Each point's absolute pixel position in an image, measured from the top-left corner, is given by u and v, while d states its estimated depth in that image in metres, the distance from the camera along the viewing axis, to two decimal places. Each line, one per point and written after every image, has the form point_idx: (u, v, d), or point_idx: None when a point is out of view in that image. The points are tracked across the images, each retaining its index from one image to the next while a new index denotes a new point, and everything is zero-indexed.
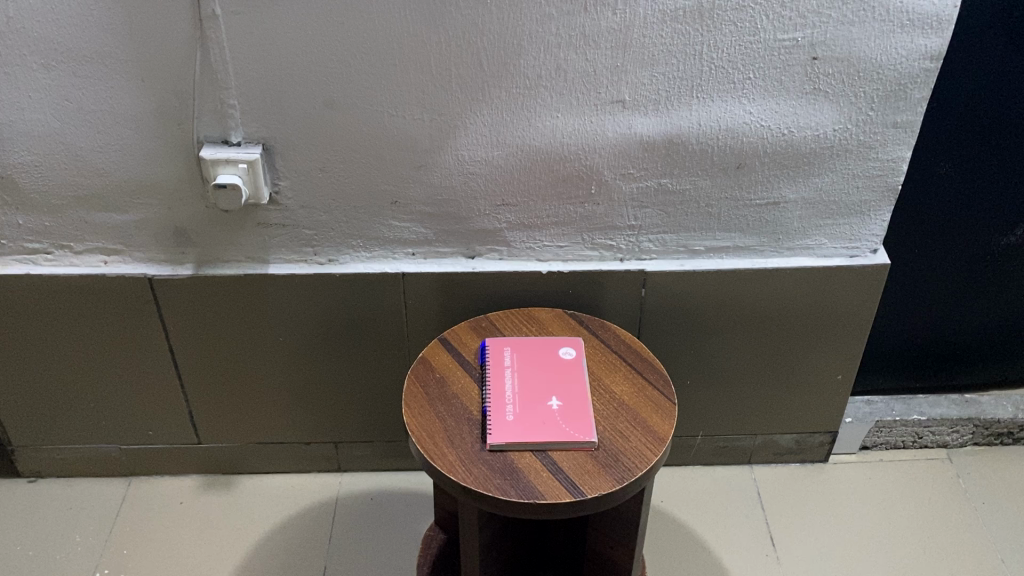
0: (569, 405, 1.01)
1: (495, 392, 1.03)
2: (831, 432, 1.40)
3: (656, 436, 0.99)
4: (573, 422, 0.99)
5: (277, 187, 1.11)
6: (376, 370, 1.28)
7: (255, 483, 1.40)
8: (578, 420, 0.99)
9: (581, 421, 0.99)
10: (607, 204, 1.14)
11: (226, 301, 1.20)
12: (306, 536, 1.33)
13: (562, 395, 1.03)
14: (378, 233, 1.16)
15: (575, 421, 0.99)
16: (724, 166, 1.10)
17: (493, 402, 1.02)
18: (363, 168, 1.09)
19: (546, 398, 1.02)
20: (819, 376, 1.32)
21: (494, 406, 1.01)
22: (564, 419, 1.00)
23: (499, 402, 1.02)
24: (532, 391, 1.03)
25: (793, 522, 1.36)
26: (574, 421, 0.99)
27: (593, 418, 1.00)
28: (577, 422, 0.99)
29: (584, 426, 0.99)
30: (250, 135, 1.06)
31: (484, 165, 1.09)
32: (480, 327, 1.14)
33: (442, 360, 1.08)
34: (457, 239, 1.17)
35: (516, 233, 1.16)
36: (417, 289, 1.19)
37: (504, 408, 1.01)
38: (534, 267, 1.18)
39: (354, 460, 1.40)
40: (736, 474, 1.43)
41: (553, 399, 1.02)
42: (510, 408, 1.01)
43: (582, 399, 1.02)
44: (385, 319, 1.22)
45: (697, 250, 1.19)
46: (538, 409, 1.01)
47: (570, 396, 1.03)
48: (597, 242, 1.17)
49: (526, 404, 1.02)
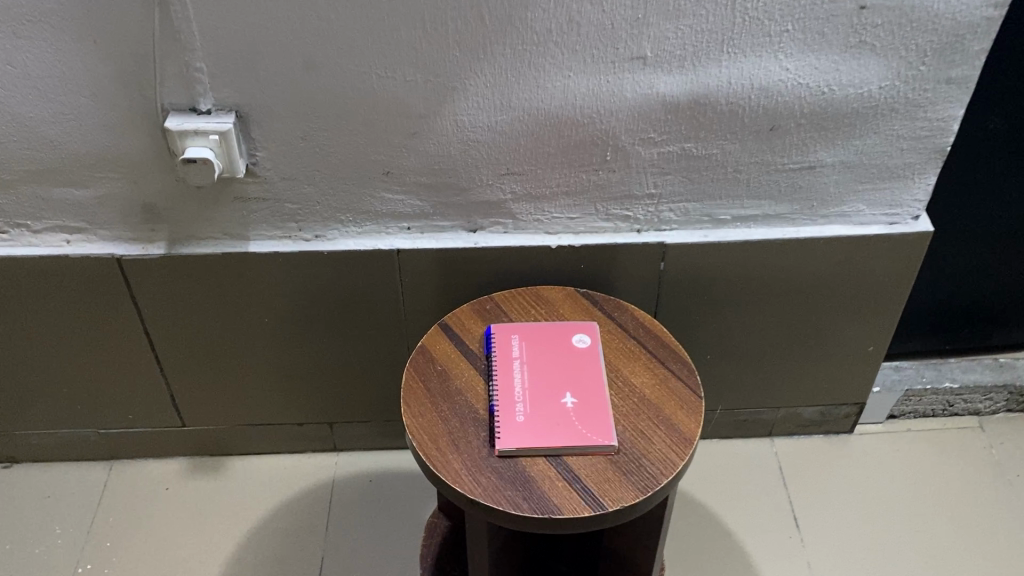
0: (585, 403, 0.92)
1: (503, 388, 0.94)
2: (858, 404, 1.31)
3: (683, 437, 0.90)
4: (590, 423, 0.90)
5: (254, 159, 0.99)
6: (371, 349, 1.18)
7: (245, 465, 1.32)
8: (596, 421, 0.90)
9: (600, 421, 0.90)
10: (624, 171, 1.02)
11: (203, 281, 1.09)
12: (302, 523, 1.25)
13: (576, 391, 0.93)
14: (368, 206, 1.04)
15: (592, 422, 0.90)
16: (756, 129, 0.99)
17: (501, 400, 0.92)
18: (352, 136, 0.97)
19: (559, 395, 0.93)
20: (849, 347, 1.22)
21: (503, 405, 0.92)
22: (580, 419, 0.90)
23: (507, 400, 0.92)
24: (543, 386, 0.94)
25: (818, 501, 1.29)
26: (591, 422, 0.90)
27: (611, 417, 0.91)
28: (595, 423, 0.90)
29: (602, 427, 0.90)
30: (221, 102, 0.94)
31: (487, 132, 0.97)
32: (483, 310, 1.03)
33: (443, 350, 0.99)
34: (457, 212, 1.05)
35: (522, 205, 1.05)
36: (414, 266, 1.08)
37: (513, 407, 0.92)
38: (542, 241, 1.07)
39: (350, 440, 1.31)
40: (756, 449, 1.35)
41: (567, 396, 0.93)
42: (520, 407, 0.92)
43: (600, 395, 0.93)
44: (379, 298, 1.12)
45: (722, 220, 1.08)
46: (551, 409, 0.91)
47: (586, 392, 0.93)
48: (611, 212, 1.06)
49: (538, 402, 0.92)
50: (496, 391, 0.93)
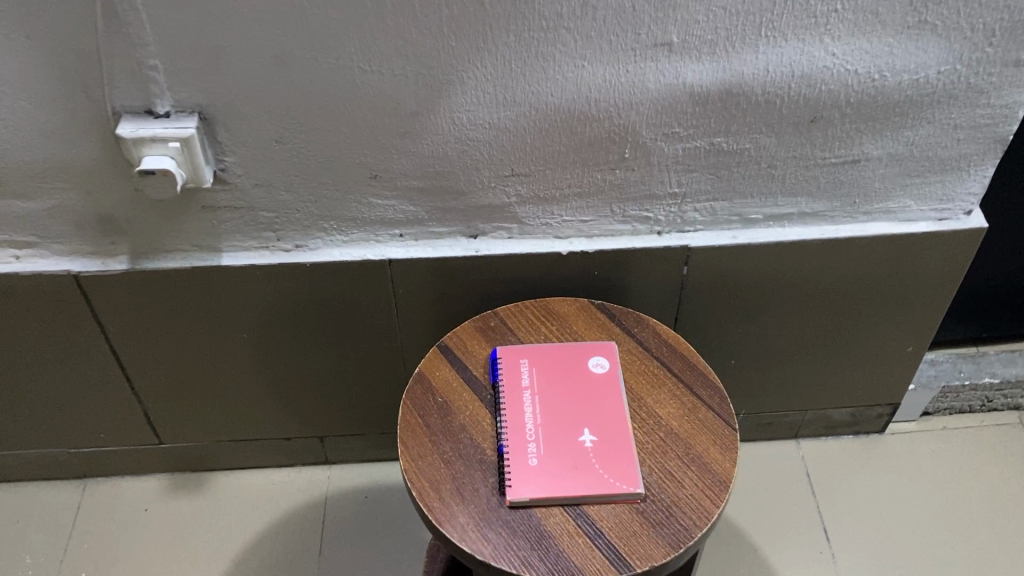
0: (606, 441, 0.82)
1: (512, 424, 0.83)
2: (892, 404, 1.22)
3: (718, 481, 0.80)
4: (612, 466, 0.80)
5: (223, 164, 0.86)
6: (363, 362, 1.08)
7: (231, 482, 1.22)
8: (619, 463, 0.80)
9: (623, 464, 0.80)
10: (644, 169, 0.90)
11: (172, 296, 0.98)
12: (294, 546, 1.16)
13: (595, 427, 0.83)
14: (355, 213, 0.92)
15: (614, 465, 0.80)
16: (795, 120, 0.86)
17: (510, 438, 0.82)
18: (334, 138, 0.85)
19: (576, 432, 0.82)
20: (887, 347, 1.12)
21: (513, 445, 0.81)
22: (601, 461, 0.80)
23: (517, 439, 0.82)
24: (557, 421, 0.83)
25: (849, 511, 1.20)
26: (613, 465, 0.80)
27: (635, 458, 0.81)
28: (617, 466, 0.80)
29: (626, 470, 0.79)
30: (181, 103, 0.81)
31: (488, 130, 0.85)
32: (487, 327, 0.92)
33: (443, 378, 0.88)
34: (455, 217, 0.93)
35: (529, 209, 0.93)
36: (408, 276, 0.97)
37: (524, 447, 0.81)
38: (551, 247, 0.96)
39: (343, 452, 1.22)
40: (781, 453, 1.26)
41: (585, 433, 0.82)
42: (533, 447, 0.81)
43: (622, 431, 0.83)
44: (371, 310, 1.01)
45: (753, 219, 0.96)
46: (568, 449, 0.81)
47: (606, 428, 0.83)
48: (629, 214, 0.94)
49: (552, 441, 0.82)
50: (504, 428, 0.83)
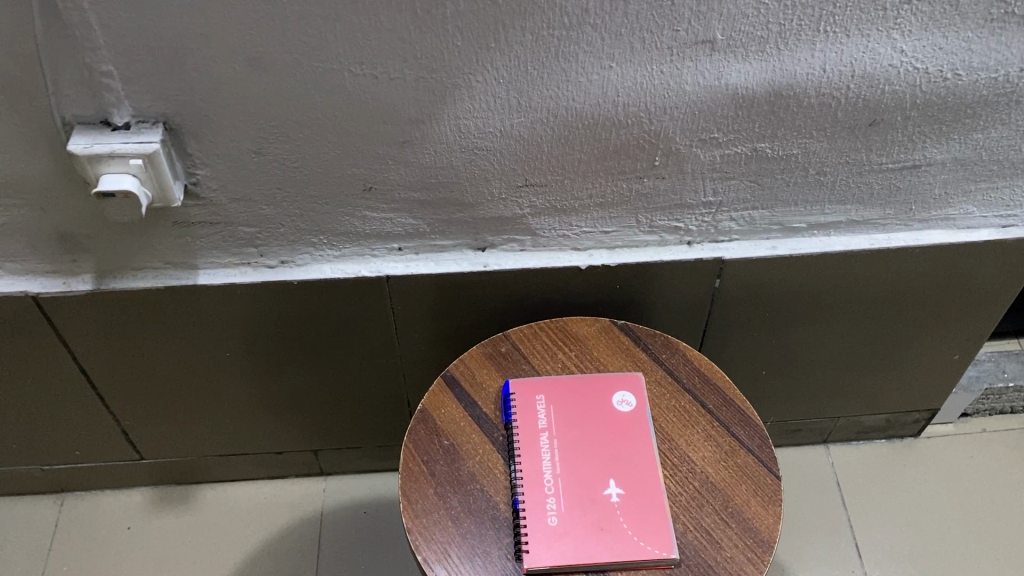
0: (635, 495, 0.73)
1: (528, 474, 0.74)
2: (931, 410, 1.13)
3: (760, 541, 0.71)
4: (642, 526, 0.71)
5: (195, 178, 0.75)
6: (360, 377, 0.99)
7: (219, 497, 1.14)
8: (649, 522, 0.71)
9: (654, 522, 0.71)
10: (676, 177, 0.79)
11: (146, 316, 0.88)
12: (288, 565, 1.09)
13: (622, 478, 0.74)
14: (348, 227, 0.81)
15: (644, 524, 0.71)
16: (852, 124, 0.75)
17: (527, 492, 0.73)
18: (321, 148, 0.74)
19: (601, 484, 0.74)
20: (932, 355, 1.03)
21: (529, 500, 0.72)
22: (629, 519, 0.71)
23: (535, 493, 0.73)
24: (579, 471, 0.74)
25: (883, 523, 1.12)
26: (643, 524, 0.71)
27: (667, 514, 0.72)
28: (648, 526, 0.71)
29: (657, 531, 0.71)
30: (142, 112, 0.70)
31: (499, 138, 0.74)
32: (498, 355, 0.83)
33: (449, 416, 0.78)
34: (461, 229, 0.83)
35: (544, 220, 0.82)
36: (408, 293, 0.87)
37: (543, 503, 0.72)
38: (569, 260, 0.86)
39: (339, 463, 1.14)
40: (808, 460, 1.18)
41: (610, 486, 0.74)
42: (552, 503, 0.72)
43: (652, 482, 0.74)
44: (367, 326, 0.91)
45: (795, 228, 0.86)
46: (591, 506, 0.72)
47: (634, 480, 0.74)
48: (656, 224, 0.84)
49: (574, 495, 0.73)
50: (520, 479, 0.74)
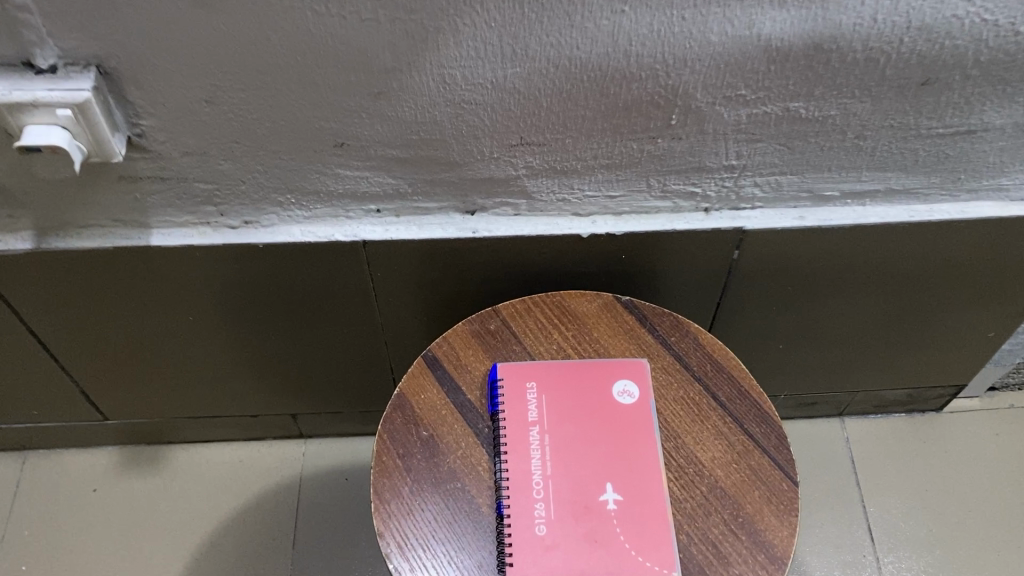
0: (633, 502, 0.65)
1: (515, 475, 0.66)
2: (957, 386, 1.05)
3: (773, 558, 0.63)
4: (641, 538, 0.64)
5: (138, 128, 0.65)
6: (338, 343, 0.91)
7: (191, 459, 1.08)
8: (649, 534, 0.64)
9: (654, 534, 0.64)
10: (695, 137, 0.68)
11: (96, 279, 0.79)
12: (262, 536, 1.03)
13: (619, 482, 0.66)
14: (318, 186, 0.72)
15: (643, 537, 0.64)
16: (901, 82, 0.64)
17: (513, 496, 0.65)
18: (282, 98, 0.63)
19: (596, 489, 0.66)
20: (965, 332, 0.94)
21: (515, 506, 0.65)
22: (626, 531, 0.64)
23: (521, 497, 0.65)
24: (572, 473, 0.67)
25: (899, 505, 1.05)
26: (642, 537, 0.64)
27: (669, 524, 0.65)
28: (647, 539, 0.64)
29: (657, 545, 0.64)
30: (70, 53, 0.59)
31: (490, 91, 0.63)
32: (486, 333, 0.74)
33: (430, 403, 0.70)
34: (447, 191, 0.73)
35: (541, 182, 0.72)
36: (388, 258, 0.77)
37: (530, 510, 0.65)
38: (569, 227, 0.76)
39: (319, 427, 1.06)
40: (821, 434, 1.11)
41: (606, 491, 0.66)
42: (541, 509, 0.65)
43: (654, 487, 0.66)
44: (343, 292, 0.82)
45: (826, 197, 0.76)
46: (585, 514, 0.65)
47: (633, 484, 0.66)
48: (670, 189, 0.74)
49: (566, 502, 0.65)
50: (506, 481, 0.66)
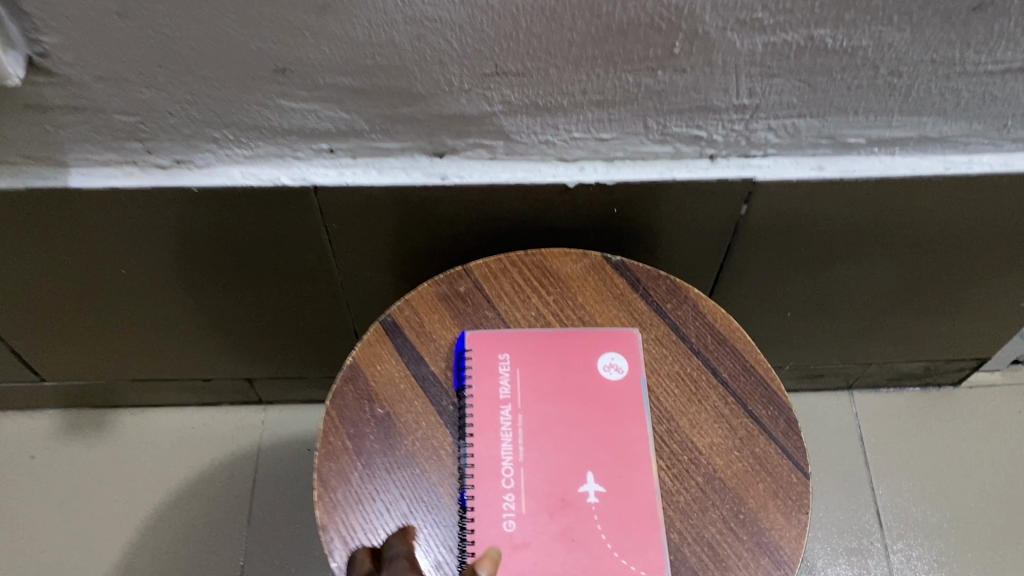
0: (618, 495, 0.57)
1: (482, 462, 0.57)
2: (980, 358, 0.96)
3: (777, 563, 0.55)
4: (625, 538, 0.55)
5: (39, 46, 0.55)
6: (294, 302, 0.81)
7: (141, 425, 0.99)
8: (634, 533, 0.55)
9: (640, 533, 0.55)
10: (702, 70, 0.57)
11: (10, 226, 0.69)
12: (216, 510, 0.94)
13: (602, 471, 0.57)
14: (260, 120, 0.61)
15: (628, 536, 0.55)
16: (951, 7, 0.53)
17: (478, 486, 0.56)
18: (206, 11, 0.52)
19: (575, 479, 0.57)
20: (995, 300, 0.84)
21: (480, 498, 0.56)
22: (608, 528, 0.55)
23: (488, 488, 0.56)
24: (548, 460, 0.58)
25: (910, 487, 0.96)
26: (627, 536, 0.55)
27: (658, 522, 0.56)
28: (632, 538, 0.55)
29: (644, 546, 0.55)
30: None
31: (456, 5, 0.52)
32: (455, 296, 0.64)
33: (386, 375, 0.61)
34: (410, 129, 0.62)
35: (520, 120, 0.61)
36: (344, 207, 0.67)
37: (498, 503, 0.56)
38: (553, 174, 0.66)
39: (280, 393, 0.98)
40: (828, 408, 1.02)
41: (587, 481, 0.57)
42: (510, 502, 0.56)
43: (642, 477, 0.57)
44: (296, 245, 0.72)
45: (850, 144, 0.65)
46: (561, 508, 0.56)
47: (619, 473, 0.57)
48: (670, 131, 0.63)
49: (540, 493, 0.57)
50: (471, 468, 0.57)
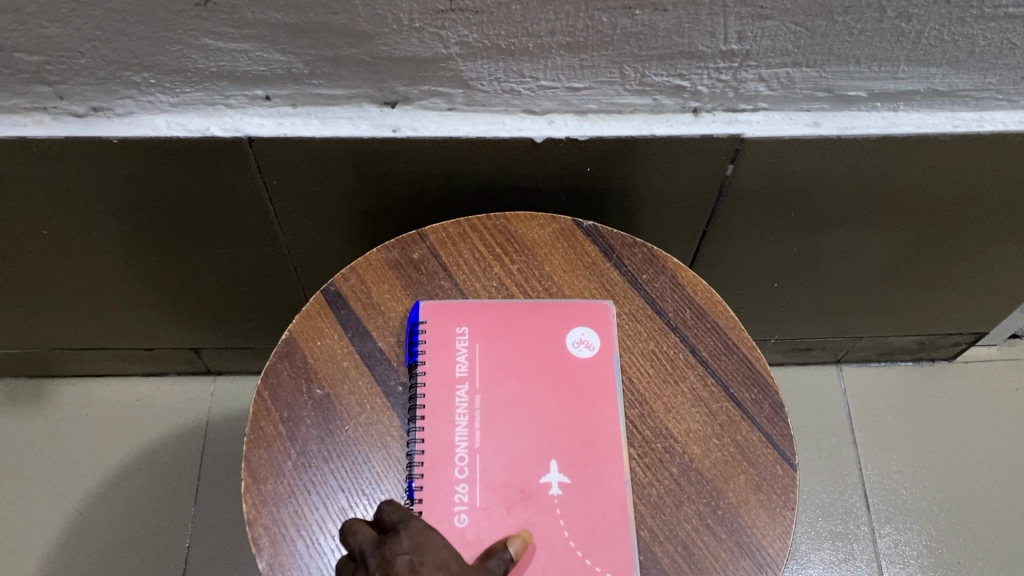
0: (584, 487, 0.51)
1: (433, 448, 0.51)
2: (977, 333, 0.90)
3: (759, 565, 0.49)
4: (590, 535, 0.49)
5: None
6: (238, 267, 0.74)
7: (80, 396, 0.92)
8: (601, 529, 0.49)
9: (607, 530, 0.49)
10: (686, 10, 0.50)
11: None
12: (162, 488, 0.88)
13: (567, 459, 0.51)
14: (184, 62, 0.53)
15: (594, 533, 0.49)
16: None
17: (427, 475, 0.50)
18: None
19: (536, 468, 0.51)
20: (997, 273, 0.78)
21: (430, 489, 0.50)
22: (572, 524, 0.49)
23: (438, 478, 0.50)
24: (507, 446, 0.52)
25: (900, 467, 0.91)
26: (592, 533, 0.49)
27: (628, 518, 0.50)
28: (599, 535, 0.49)
29: (611, 544, 0.49)
30: None
31: None
32: (407, 264, 0.58)
33: (327, 351, 0.54)
34: (356, 73, 0.55)
35: (481, 65, 0.54)
36: (285, 161, 0.60)
37: (449, 494, 0.50)
38: (518, 128, 0.59)
39: (231, 362, 0.91)
40: (814, 383, 0.96)
41: (550, 471, 0.51)
42: (463, 493, 0.50)
43: (611, 466, 0.51)
44: (235, 205, 0.65)
45: (849, 98, 0.59)
46: (520, 501, 0.50)
47: (585, 463, 0.51)
48: (650, 81, 0.56)
49: (497, 484, 0.50)
50: (420, 454, 0.51)
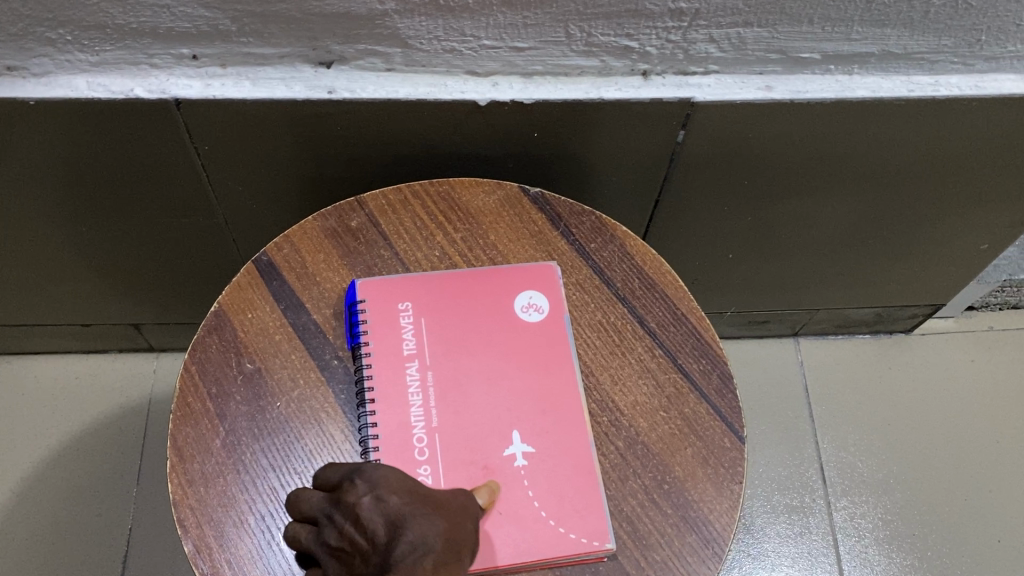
0: (548, 455, 0.49)
1: (387, 432, 0.49)
2: (933, 304, 0.90)
3: (706, 541, 0.48)
4: (561, 504, 0.47)
5: None
6: (174, 238, 0.71)
7: (16, 374, 0.89)
8: (570, 497, 0.48)
9: (578, 495, 0.48)
10: None
11: None
12: (103, 469, 0.85)
13: (528, 429, 0.50)
14: (101, 18, 0.50)
15: (564, 500, 0.48)
16: None
17: (385, 460, 0.48)
18: None
19: (497, 441, 0.49)
20: (953, 243, 0.78)
21: None
22: (540, 494, 0.48)
23: (397, 461, 0.48)
24: (466, 421, 0.50)
25: (856, 440, 0.91)
26: (561, 501, 0.48)
27: (597, 483, 0.48)
28: (569, 503, 0.48)
29: (583, 509, 0.47)
30: None
31: None
32: (345, 232, 0.55)
33: (258, 323, 0.52)
34: (286, 29, 0.52)
35: (418, 22, 0.51)
36: (216, 125, 0.57)
37: (411, 477, 0.47)
38: (460, 91, 0.57)
39: (175, 338, 0.88)
40: (771, 356, 0.95)
41: (512, 443, 0.49)
42: (426, 476, 0.48)
43: (573, 433, 0.50)
44: (167, 171, 0.62)
45: (803, 60, 0.57)
46: (484, 478, 0.48)
47: (546, 431, 0.50)
48: (596, 41, 0.54)
49: (458, 462, 0.48)
50: (375, 440, 0.48)
